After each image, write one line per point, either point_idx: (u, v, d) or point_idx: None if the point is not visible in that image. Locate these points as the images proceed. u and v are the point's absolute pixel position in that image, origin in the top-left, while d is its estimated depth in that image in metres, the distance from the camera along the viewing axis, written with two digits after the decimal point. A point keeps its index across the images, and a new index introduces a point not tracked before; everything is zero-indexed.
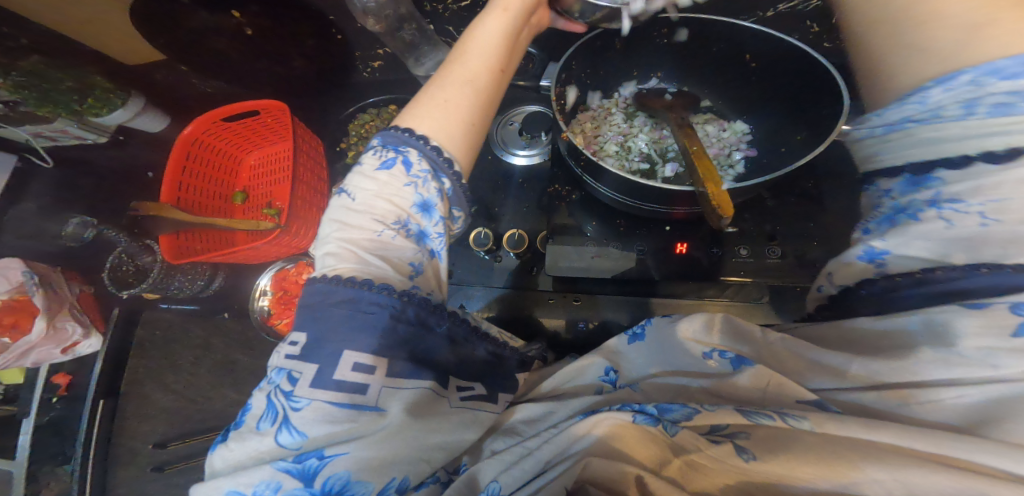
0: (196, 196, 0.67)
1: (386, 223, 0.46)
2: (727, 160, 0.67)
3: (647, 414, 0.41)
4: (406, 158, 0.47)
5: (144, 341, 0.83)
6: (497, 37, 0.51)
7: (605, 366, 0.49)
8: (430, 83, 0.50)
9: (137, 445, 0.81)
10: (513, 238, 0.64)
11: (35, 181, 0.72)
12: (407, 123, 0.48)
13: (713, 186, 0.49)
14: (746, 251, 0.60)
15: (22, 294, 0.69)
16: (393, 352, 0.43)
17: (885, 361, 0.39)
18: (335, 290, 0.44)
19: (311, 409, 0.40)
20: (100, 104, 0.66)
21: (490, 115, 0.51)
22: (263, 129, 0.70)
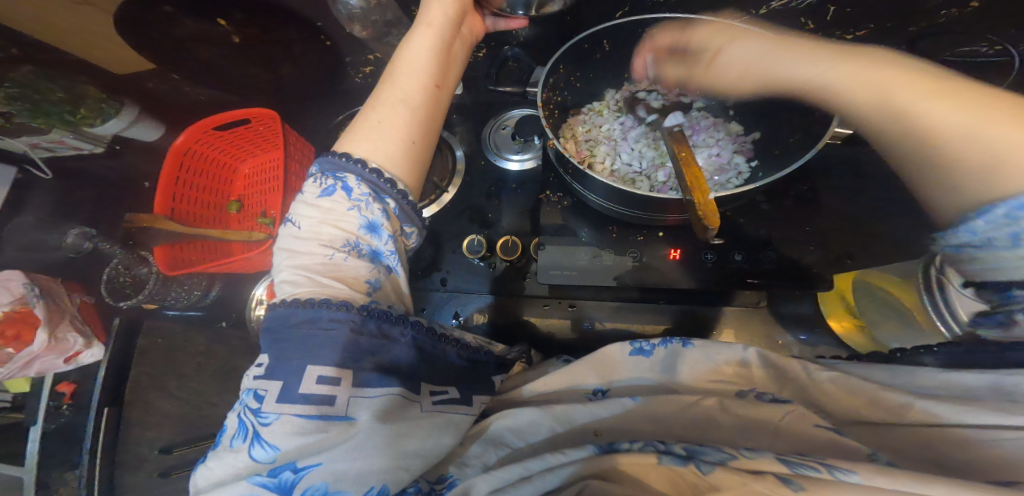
0: (191, 207, 0.65)
1: (335, 247, 0.46)
2: (732, 166, 0.61)
3: (677, 455, 0.41)
4: (345, 184, 0.47)
5: (146, 350, 0.80)
6: (425, 55, 0.52)
7: (596, 386, 0.51)
8: (366, 107, 0.51)
9: (143, 452, 0.78)
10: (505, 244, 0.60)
11: (34, 193, 0.71)
12: (344, 148, 0.49)
13: (702, 197, 0.43)
14: (743, 255, 0.55)
15: (23, 306, 0.70)
16: (358, 363, 0.43)
17: (952, 405, 0.41)
18: (293, 312, 0.44)
19: (280, 423, 0.39)
20: (94, 114, 0.65)
21: (429, 133, 0.52)
22: (254, 137, 0.68)
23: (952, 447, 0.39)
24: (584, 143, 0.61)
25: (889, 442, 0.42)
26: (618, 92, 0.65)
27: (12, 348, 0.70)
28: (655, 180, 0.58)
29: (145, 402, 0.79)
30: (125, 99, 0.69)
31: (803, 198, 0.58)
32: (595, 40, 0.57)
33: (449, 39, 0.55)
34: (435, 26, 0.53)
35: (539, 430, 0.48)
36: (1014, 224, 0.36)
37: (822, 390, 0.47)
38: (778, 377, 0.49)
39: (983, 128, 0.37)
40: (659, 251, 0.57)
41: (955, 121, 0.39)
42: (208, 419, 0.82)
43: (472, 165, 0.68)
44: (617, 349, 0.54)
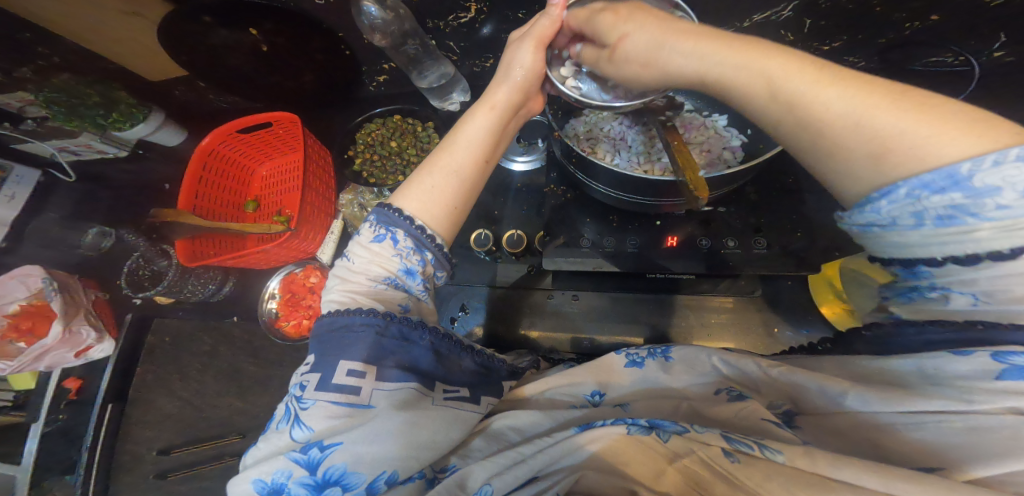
0: (211, 203, 0.69)
1: (378, 281, 0.48)
2: (721, 159, 0.62)
3: (640, 425, 0.42)
4: (394, 236, 0.48)
5: (155, 347, 0.82)
6: (484, 132, 0.52)
7: (592, 388, 0.52)
8: (420, 169, 0.51)
9: (141, 451, 0.79)
10: (511, 238, 0.68)
11: (56, 195, 0.73)
12: (398, 203, 0.49)
13: (692, 174, 0.47)
14: (735, 242, 0.58)
15: (40, 300, 0.71)
16: (382, 361, 0.44)
17: (873, 392, 0.39)
18: (335, 319, 0.46)
19: (317, 408, 0.41)
20: (124, 118, 0.70)
21: (473, 199, 0.52)
22: (274, 140, 0.72)
23: (875, 448, 0.38)
24: (585, 141, 0.63)
25: (830, 441, 0.40)
26: None
27: (23, 342, 0.72)
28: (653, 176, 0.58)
29: (149, 400, 0.81)
30: (152, 105, 0.74)
31: (789, 189, 0.61)
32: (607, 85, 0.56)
33: (510, 119, 0.54)
34: (499, 108, 0.53)
35: (540, 426, 0.49)
36: (916, 204, 0.35)
37: (780, 387, 0.46)
38: (745, 380, 0.49)
39: (874, 117, 0.36)
40: (659, 241, 0.59)
41: (846, 113, 0.37)
42: (208, 422, 0.82)
43: None
44: (614, 358, 0.55)
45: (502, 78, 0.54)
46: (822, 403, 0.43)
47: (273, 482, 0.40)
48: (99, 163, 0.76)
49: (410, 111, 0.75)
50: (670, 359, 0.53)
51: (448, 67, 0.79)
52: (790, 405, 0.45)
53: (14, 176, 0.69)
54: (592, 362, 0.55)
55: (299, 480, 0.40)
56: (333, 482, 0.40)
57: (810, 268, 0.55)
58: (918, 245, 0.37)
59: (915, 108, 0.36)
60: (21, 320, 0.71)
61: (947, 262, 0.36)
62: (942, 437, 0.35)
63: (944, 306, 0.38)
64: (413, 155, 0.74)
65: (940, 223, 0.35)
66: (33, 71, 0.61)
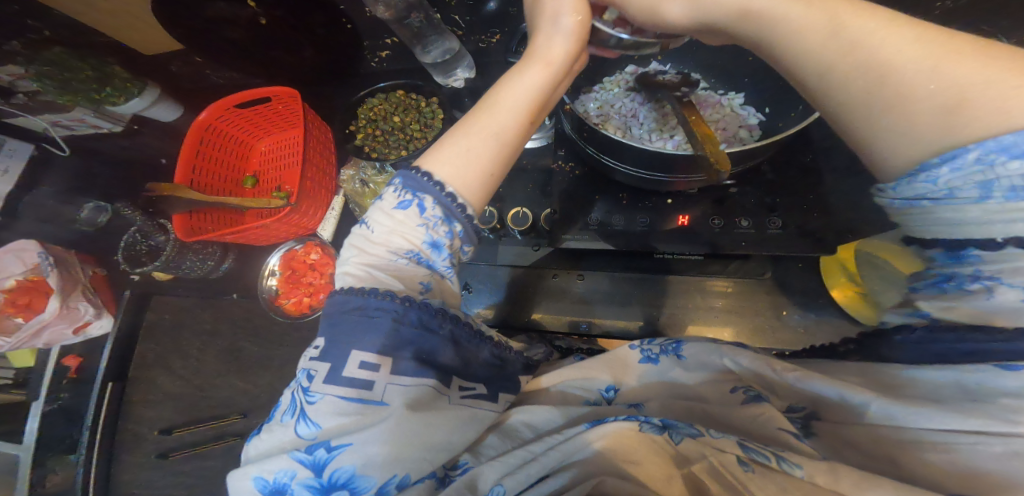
0: (210, 180, 0.68)
1: (400, 254, 0.47)
2: (737, 137, 0.62)
3: (653, 424, 0.43)
4: (421, 202, 0.47)
5: (154, 324, 0.82)
6: (530, 91, 0.49)
7: (606, 383, 0.54)
8: (455, 129, 0.49)
9: (143, 430, 0.79)
10: (516, 216, 0.64)
11: (50, 169, 0.71)
12: (427, 166, 0.48)
13: (711, 148, 0.47)
14: (749, 221, 0.57)
15: (36, 275, 0.71)
16: (398, 351, 0.45)
17: (902, 405, 0.39)
18: (350, 299, 0.46)
19: (325, 402, 0.41)
20: (118, 93, 0.68)
21: (508, 166, 0.51)
22: (274, 116, 0.71)
23: (900, 462, 0.38)
24: (594, 117, 0.62)
25: (858, 458, 0.40)
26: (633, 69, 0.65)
27: (21, 318, 0.71)
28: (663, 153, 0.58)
29: (149, 379, 0.80)
30: (148, 80, 0.72)
31: (803, 167, 0.60)
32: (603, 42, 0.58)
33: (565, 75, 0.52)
34: (553, 66, 0.49)
35: (554, 426, 0.49)
36: (986, 172, 0.35)
37: (799, 392, 0.47)
38: (761, 382, 0.49)
39: (921, 42, 0.36)
40: (670, 226, 0.59)
41: (910, 64, 0.36)
42: (211, 401, 0.82)
43: None
44: (628, 351, 0.57)
45: (550, 30, 0.49)
46: (844, 413, 0.43)
47: (275, 481, 0.40)
48: (94, 138, 0.74)
49: (413, 86, 0.74)
50: (682, 356, 0.54)
51: (452, 42, 0.74)
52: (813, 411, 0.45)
53: (7, 149, 0.67)
54: (607, 357, 0.57)
55: (302, 481, 0.40)
56: (341, 485, 0.40)
57: (825, 250, 0.55)
58: (982, 222, 0.36)
59: (967, 50, 0.35)
60: (19, 295, 0.71)
61: (1008, 242, 0.35)
62: (978, 460, 0.35)
63: (986, 300, 0.38)
64: (417, 130, 0.73)
65: (1009, 196, 0.34)
66: (24, 43, 0.59)
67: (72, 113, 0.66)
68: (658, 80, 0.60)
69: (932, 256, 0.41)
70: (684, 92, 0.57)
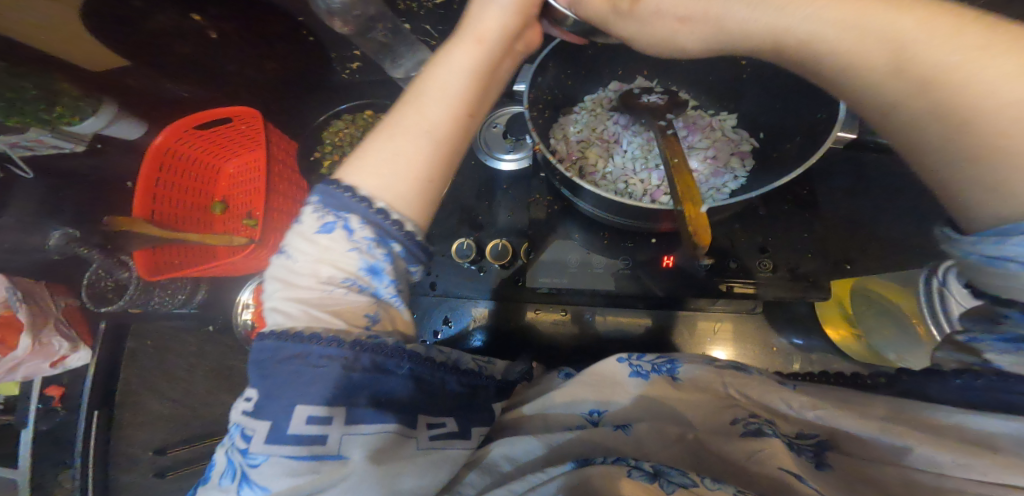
0: (172, 210, 0.64)
1: (336, 283, 0.45)
2: (728, 167, 0.63)
3: (644, 471, 0.41)
4: (348, 224, 0.45)
5: (137, 351, 0.80)
6: (466, 82, 0.49)
7: (590, 406, 0.51)
8: (383, 134, 0.48)
9: (136, 452, 0.78)
10: (495, 247, 0.61)
11: (18, 190, 0.69)
12: (352, 180, 0.46)
13: (693, 210, 0.42)
14: (737, 263, 0.55)
15: (7, 309, 0.69)
16: (352, 399, 0.41)
17: (952, 455, 0.38)
18: (282, 345, 0.42)
19: (271, 464, 0.38)
20: (71, 113, 0.61)
21: (448, 168, 0.49)
22: (237, 136, 0.66)
23: None
24: (575, 144, 0.63)
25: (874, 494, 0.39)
26: (614, 87, 0.65)
27: None
28: (649, 184, 0.60)
29: (137, 403, 0.79)
30: (103, 96, 0.65)
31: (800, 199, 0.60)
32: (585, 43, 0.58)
33: (501, 55, 0.52)
34: (483, 49, 0.50)
35: (535, 458, 0.48)
36: None
37: (811, 422, 0.46)
38: (773, 412, 0.47)
39: (998, 76, 0.34)
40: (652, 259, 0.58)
41: (988, 100, 0.35)
42: (203, 419, 0.81)
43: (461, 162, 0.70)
44: (613, 366, 0.54)
45: (482, 10, 0.51)
46: (872, 450, 0.42)
47: None
48: (61, 159, 0.71)
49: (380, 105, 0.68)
50: (677, 379, 0.52)
51: (422, 52, 0.76)
52: (827, 440, 0.44)
53: None
54: (590, 373, 0.54)
55: None
56: None
57: (820, 292, 0.54)
58: None
59: None
60: None
61: None
62: None
63: None
64: None
65: None
66: None
67: (25, 133, 0.60)
68: (640, 101, 0.57)
69: (1004, 314, 0.39)
70: (667, 118, 0.54)
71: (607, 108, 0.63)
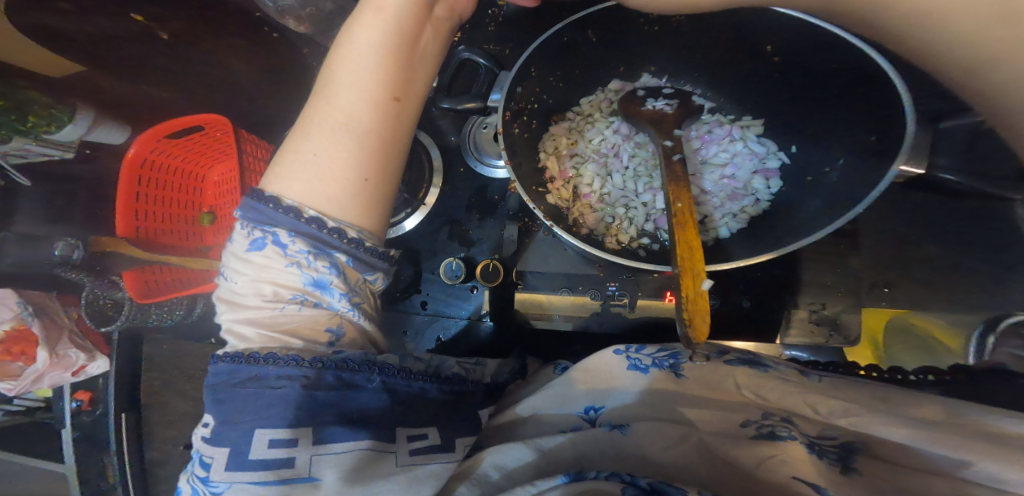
0: (160, 225, 0.61)
1: (285, 300, 0.47)
2: (749, 188, 0.65)
3: (639, 489, 0.36)
4: (277, 238, 0.46)
5: (154, 355, 0.81)
6: (375, 59, 0.50)
7: (584, 405, 0.48)
8: (298, 135, 0.49)
9: (169, 448, 0.81)
10: (486, 269, 0.61)
11: (20, 200, 0.68)
12: (278, 190, 0.48)
13: (693, 290, 0.45)
14: (750, 302, 0.64)
15: (22, 323, 0.74)
16: (318, 419, 0.43)
17: None
18: (232, 371, 0.43)
19: (236, 490, 0.40)
20: (45, 122, 0.57)
21: (379, 161, 0.49)
22: (214, 144, 0.63)
23: None
24: (569, 160, 0.65)
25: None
26: (616, 87, 0.66)
27: (22, 362, 0.75)
28: (653, 207, 0.63)
29: (162, 403, 0.81)
30: (77, 102, 0.61)
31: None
32: (574, 40, 0.57)
33: (410, 36, 0.52)
34: (387, 13, 0.50)
35: (525, 465, 0.44)
36: None
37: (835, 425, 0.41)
38: (788, 411, 0.43)
39: None
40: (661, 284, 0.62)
41: None
42: None
43: (450, 167, 0.67)
44: (612, 361, 0.50)
45: None
46: (913, 457, 0.37)
47: None
48: (57, 165, 0.70)
49: None
50: (681, 376, 0.47)
51: None
52: (855, 442, 0.39)
53: None
54: (583, 369, 0.50)
55: None
56: None
57: (841, 335, 0.62)
58: None
59: None
60: (13, 344, 0.75)
61: None
62: None
63: None
64: None
65: None
66: None
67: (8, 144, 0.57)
68: (643, 109, 0.61)
69: None
70: (671, 140, 0.57)
71: (609, 124, 0.66)
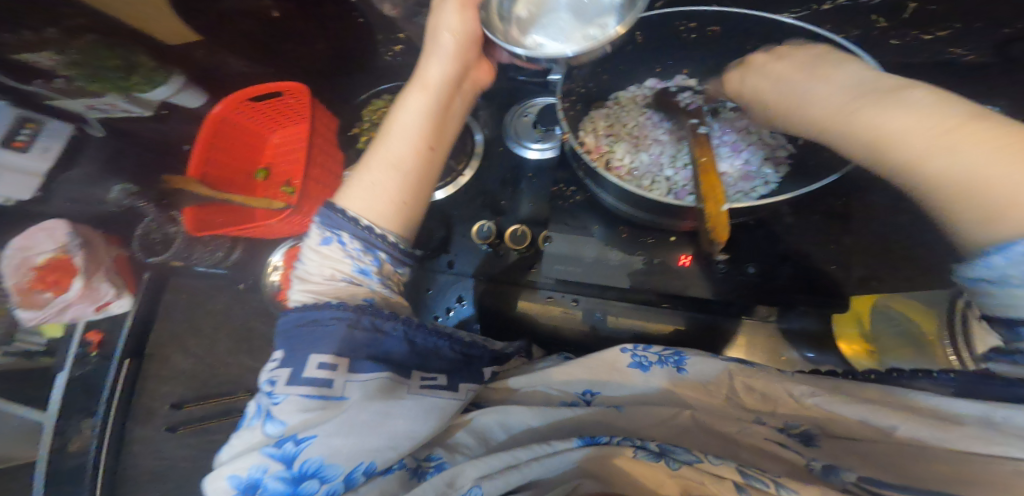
0: (223, 173, 0.68)
1: (336, 281, 0.52)
2: (760, 174, 0.65)
3: (649, 451, 0.44)
4: (341, 238, 0.51)
5: (170, 305, 0.90)
6: (421, 113, 0.56)
7: (584, 387, 0.55)
8: (361, 165, 0.55)
9: (155, 401, 0.89)
10: (515, 233, 0.67)
11: (88, 148, 0.75)
12: (342, 204, 0.53)
13: (713, 207, 0.49)
14: (755, 269, 0.55)
15: (63, 252, 0.74)
16: (355, 353, 0.47)
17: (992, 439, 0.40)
18: (302, 314, 0.49)
19: (289, 402, 0.43)
20: (145, 82, 0.68)
21: (423, 191, 0.55)
22: (288, 108, 0.71)
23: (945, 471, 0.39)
24: (604, 139, 0.70)
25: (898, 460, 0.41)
26: (651, 84, 0.72)
27: (50, 292, 0.74)
28: (675, 183, 0.65)
29: (162, 356, 0.89)
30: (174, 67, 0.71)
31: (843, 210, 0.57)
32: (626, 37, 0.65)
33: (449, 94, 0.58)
34: (431, 87, 0.56)
35: (521, 430, 0.51)
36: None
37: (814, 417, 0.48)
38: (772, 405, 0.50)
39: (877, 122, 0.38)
40: (676, 251, 0.58)
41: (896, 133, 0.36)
42: (219, 377, 0.89)
43: (490, 149, 0.74)
44: (617, 356, 0.56)
45: (430, 51, 0.57)
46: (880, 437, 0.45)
47: (248, 479, 0.42)
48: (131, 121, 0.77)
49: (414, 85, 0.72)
50: (683, 370, 0.54)
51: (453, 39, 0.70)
52: (812, 429, 0.47)
53: (48, 129, 0.70)
54: (595, 360, 0.56)
55: (275, 474, 0.41)
56: (311, 475, 0.42)
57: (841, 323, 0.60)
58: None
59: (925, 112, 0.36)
60: (49, 273, 0.74)
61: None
62: None
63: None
64: None
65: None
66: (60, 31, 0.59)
67: (105, 98, 0.67)
68: (676, 103, 0.67)
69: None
70: (696, 121, 0.62)
71: (640, 109, 0.71)
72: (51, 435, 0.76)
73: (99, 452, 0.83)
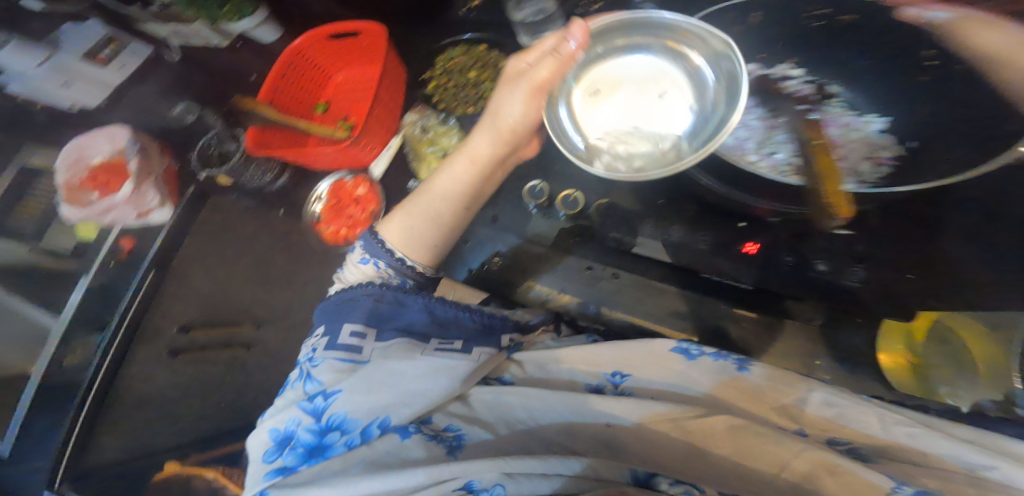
0: (287, 102, 0.70)
1: None
2: (857, 171, 0.50)
3: None
4: (376, 264, 0.58)
5: (206, 222, 0.86)
6: (463, 180, 0.59)
7: (613, 369, 0.54)
8: (402, 206, 0.60)
9: (163, 322, 0.84)
10: (567, 198, 0.67)
11: (160, 69, 0.79)
12: (382, 237, 0.59)
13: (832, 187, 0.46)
14: (825, 265, 0.50)
15: (119, 156, 0.76)
16: (383, 325, 0.52)
17: None
18: (342, 297, 0.55)
19: (325, 364, 0.48)
20: (235, 12, 0.71)
21: (448, 241, 0.61)
22: (360, 49, 0.72)
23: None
24: None
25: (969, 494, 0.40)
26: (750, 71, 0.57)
27: (97, 192, 0.76)
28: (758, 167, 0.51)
29: (184, 274, 0.85)
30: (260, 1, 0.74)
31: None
32: (739, 11, 0.52)
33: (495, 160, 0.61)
34: (478, 158, 0.58)
35: (546, 405, 0.50)
36: None
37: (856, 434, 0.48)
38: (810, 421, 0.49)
39: None
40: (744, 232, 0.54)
41: None
42: (230, 308, 0.85)
43: None
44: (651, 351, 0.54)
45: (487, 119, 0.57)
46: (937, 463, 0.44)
47: (285, 430, 0.46)
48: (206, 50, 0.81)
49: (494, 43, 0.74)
50: (748, 370, 0.52)
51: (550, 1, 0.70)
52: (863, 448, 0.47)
53: (128, 49, 0.76)
54: (628, 346, 0.55)
55: (306, 426, 0.45)
56: (335, 427, 0.45)
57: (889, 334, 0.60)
58: None
59: None
60: (101, 174, 0.75)
61: None
62: None
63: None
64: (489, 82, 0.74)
65: None
66: None
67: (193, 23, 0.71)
68: (783, 90, 0.56)
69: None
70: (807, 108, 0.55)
71: None
72: (56, 341, 0.77)
73: (94, 372, 0.79)
